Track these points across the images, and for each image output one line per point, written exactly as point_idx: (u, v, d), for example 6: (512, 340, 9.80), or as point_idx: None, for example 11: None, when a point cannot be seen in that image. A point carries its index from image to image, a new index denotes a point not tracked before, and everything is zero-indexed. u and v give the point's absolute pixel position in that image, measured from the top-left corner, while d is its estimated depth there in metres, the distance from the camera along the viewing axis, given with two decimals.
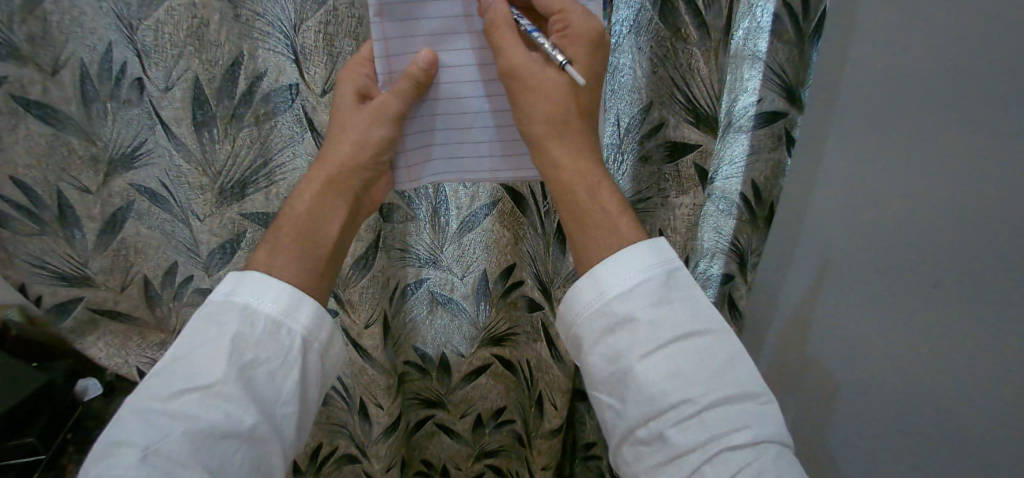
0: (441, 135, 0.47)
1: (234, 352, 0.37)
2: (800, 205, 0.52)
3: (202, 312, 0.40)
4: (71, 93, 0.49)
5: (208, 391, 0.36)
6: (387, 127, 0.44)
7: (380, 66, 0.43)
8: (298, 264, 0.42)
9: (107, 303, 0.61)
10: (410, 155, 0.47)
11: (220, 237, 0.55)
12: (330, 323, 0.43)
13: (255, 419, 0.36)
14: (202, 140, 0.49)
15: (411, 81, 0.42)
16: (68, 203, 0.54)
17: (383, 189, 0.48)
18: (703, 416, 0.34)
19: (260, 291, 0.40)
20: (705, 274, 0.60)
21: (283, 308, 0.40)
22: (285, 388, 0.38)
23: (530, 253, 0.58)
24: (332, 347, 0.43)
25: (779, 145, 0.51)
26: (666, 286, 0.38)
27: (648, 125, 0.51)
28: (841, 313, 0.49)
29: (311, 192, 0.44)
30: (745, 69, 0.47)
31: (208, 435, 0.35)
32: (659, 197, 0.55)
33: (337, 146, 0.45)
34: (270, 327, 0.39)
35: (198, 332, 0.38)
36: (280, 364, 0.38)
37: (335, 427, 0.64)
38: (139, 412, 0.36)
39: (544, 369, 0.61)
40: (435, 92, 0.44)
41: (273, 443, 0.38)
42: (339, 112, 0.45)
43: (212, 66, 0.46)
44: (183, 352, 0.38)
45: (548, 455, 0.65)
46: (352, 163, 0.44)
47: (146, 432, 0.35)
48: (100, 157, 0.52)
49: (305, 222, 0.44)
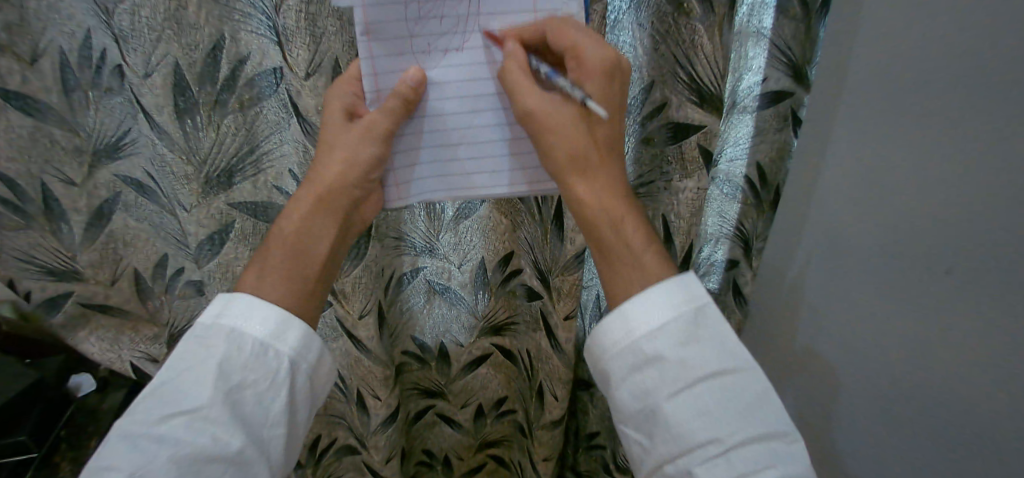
0: (428, 153, 0.44)
1: (222, 374, 0.36)
2: (807, 187, 0.49)
3: (191, 334, 0.39)
4: (51, 82, 0.47)
5: (195, 415, 0.35)
6: (375, 145, 0.42)
7: (367, 85, 0.41)
8: (286, 286, 0.41)
9: (98, 297, 0.60)
10: (399, 172, 0.45)
11: (208, 228, 0.53)
12: (320, 342, 0.41)
13: (243, 442, 0.36)
14: (185, 129, 0.48)
15: (400, 99, 0.40)
16: (54, 195, 0.52)
17: (375, 207, 0.46)
18: (730, 455, 0.33)
19: (248, 312, 0.39)
20: (709, 260, 0.60)
21: (271, 330, 0.39)
22: (272, 411, 0.37)
23: (528, 240, 0.56)
24: (322, 365, 0.42)
25: (784, 125, 0.50)
26: (693, 328, 0.37)
27: (651, 105, 0.49)
28: (846, 300, 0.47)
29: (300, 211, 0.42)
30: (750, 46, 0.46)
31: (194, 459, 0.34)
32: (661, 182, 0.53)
33: (323, 166, 0.43)
34: (258, 349, 0.38)
35: (187, 354, 0.38)
36: (268, 386, 0.37)
37: (333, 418, 0.63)
38: (128, 434, 0.35)
39: (546, 359, 0.59)
40: (424, 110, 0.42)
41: (260, 465, 0.37)
42: (326, 130, 0.43)
43: (192, 51, 0.44)
44: (171, 375, 0.37)
45: (551, 444, 0.63)
46: (342, 182, 0.42)
47: (133, 457, 0.34)
48: (84, 148, 0.51)
49: (293, 246, 0.42)
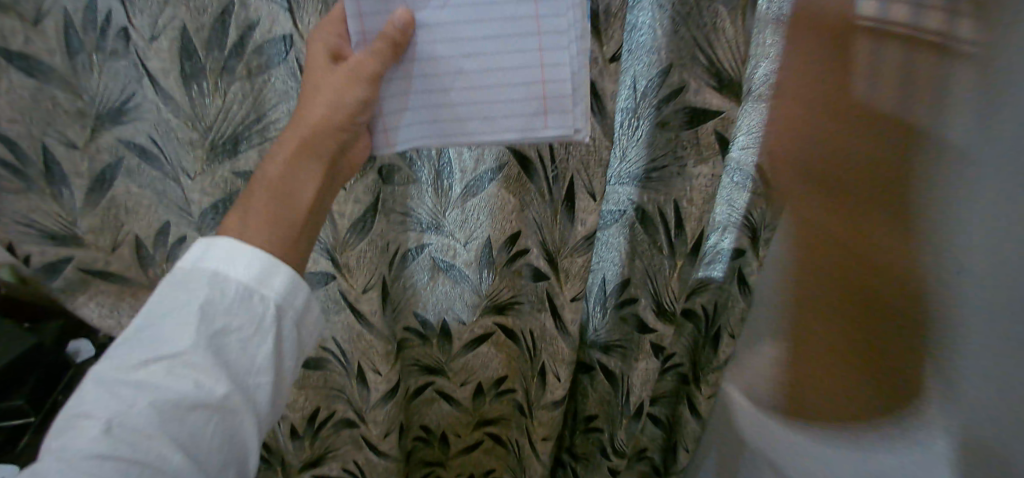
0: (418, 98, 0.41)
1: (205, 320, 0.36)
2: (818, 175, 0.49)
3: (170, 277, 0.38)
4: (55, 43, 0.45)
5: (176, 360, 0.35)
6: (362, 88, 0.40)
7: (352, 26, 0.39)
8: (269, 233, 0.39)
9: (98, 263, 0.59)
10: (387, 118, 0.42)
11: (213, 196, 0.53)
12: (307, 290, 0.41)
13: (226, 389, 0.36)
14: (191, 94, 0.47)
15: (386, 43, 0.37)
16: (54, 159, 0.51)
17: (363, 151, 0.44)
18: None
19: (229, 257, 0.38)
20: (715, 248, 0.60)
21: (255, 276, 0.38)
22: (259, 359, 0.37)
23: (537, 221, 0.54)
24: (308, 314, 0.42)
25: (800, 115, 0.48)
26: None
27: (668, 88, 0.47)
28: (855, 291, 0.48)
29: (283, 155, 0.40)
30: (767, 35, 0.46)
31: (177, 404, 0.34)
32: (675, 167, 0.51)
33: (306, 110, 0.41)
34: (241, 295, 0.37)
35: (166, 297, 0.37)
36: (252, 333, 0.37)
37: (333, 392, 0.63)
38: (106, 381, 0.35)
39: (550, 340, 0.59)
40: (413, 54, 0.40)
41: (244, 414, 0.37)
42: (309, 73, 0.41)
43: (200, 14, 0.43)
44: (150, 320, 0.36)
45: (551, 425, 0.64)
46: (326, 124, 0.40)
47: (113, 401, 0.34)
48: (87, 111, 0.50)
49: (275, 191, 0.40)
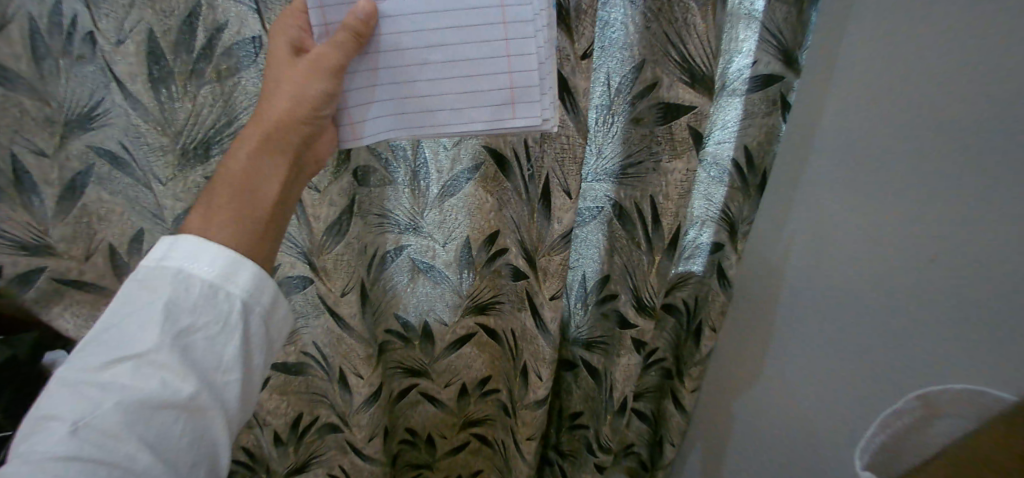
0: (384, 90, 0.41)
1: (169, 318, 0.35)
2: (796, 167, 0.50)
3: (133, 277, 0.37)
4: (20, 50, 0.44)
5: (142, 360, 0.34)
6: (326, 80, 0.39)
7: (314, 19, 0.39)
8: (232, 230, 0.38)
9: (72, 273, 0.57)
10: (352, 110, 0.42)
11: (184, 202, 0.53)
12: (274, 286, 0.40)
13: (195, 387, 0.35)
14: (160, 98, 0.46)
15: (349, 32, 0.37)
16: (24, 167, 0.50)
17: (329, 145, 0.43)
18: None
19: (193, 254, 0.37)
20: (694, 242, 0.58)
21: (220, 272, 0.37)
22: (226, 356, 0.37)
23: (515, 220, 0.55)
24: (275, 309, 0.41)
25: (773, 110, 0.48)
26: None
27: (641, 84, 0.48)
28: (829, 278, 0.51)
29: (246, 149, 0.39)
30: (741, 29, 0.44)
31: (145, 404, 0.34)
32: (650, 163, 0.52)
33: (270, 102, 0.40)
34: (206, 292, 0.37)
35: (130, 298, 0.36)
36: (219, 330, 0.37)
37: (315, 397, 0.63)
38: (70, 382, 0.34)
39: (530, 339, 0.59)
40: (377, 45, 0.39)
41: (215, 411, 0.37)
42: (272, 66, 0.40)
43: (167, 17, 0.43)
44: (113, 322, 0.36)
45: (533, 425, 0.64)
46: (290, 117, 0.39)
47: (78, 403, 0.33)
48: (55, 119, 0.48)
49: (238, 185, 0.39)
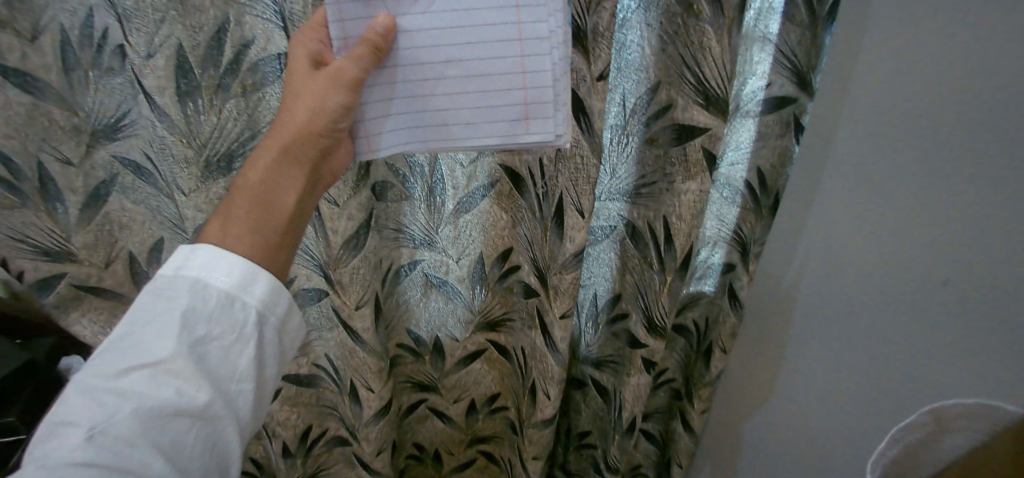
0: (401, 104, 0.41)
1: (186, 327, 0.36)
2: (808, 184, 0.49)
3: (152, 285, 0.38)
4: (52, 60, 0.45)
5: (158, 368, 0.34)
6: (344, 93, 0.39)
7: (333, 31, 0.39)
8: (250, 239, 0.39)
9: (91, 279, 0.58)
10: (368, 123, 0.42)
11: (205, 212, 0.54)
12: (288, 296, 0.41)
13: (209, 396, 0.36)
14: (186, 111, 0.47)
15: (368, 47, 0.37)
16: (49, 174, 0.50)
17: (345, 159, 0.43)
18: None
19: (212, 263, 0.38)
20: (706, 262, 0.58)
21: (237, 282, 0.38)
22: (240, 365, 0.37)
23: (527, 237, 0.55)
24: (290, 320, 0.42)
25: (787, 132, 0.49)
26: None
27: (655, 106, 0.48)
28: (846, 306, 0.49)
29: (266, 160, 0.40)
30: (755, 52, 0.45)
31: (160, 412, 0.34)
32: (664, 183, 0.52)
33: (290, 115, 0.41)
34: (223, 301, 0.37)
35: (148, 305, 0.37)
36: (234, 340, 0.37)
37: (325, 409, 0.63)
38: (85, 389, 0.34)
39: (539, 358, 0.59)
40: (394, 59, 0.40)
41: (227, 420, 0.37)
42: (291, 79, 0.40)
43: (196, 33, 0.44)
44: (131, 329, 0.36)
45: (540, 443, 0.63)
46: (310, 130, 0.40)
47: (94, 409, 0.33)
48: (83, 127, 0.49)
49: (257, 196, 0.40)
